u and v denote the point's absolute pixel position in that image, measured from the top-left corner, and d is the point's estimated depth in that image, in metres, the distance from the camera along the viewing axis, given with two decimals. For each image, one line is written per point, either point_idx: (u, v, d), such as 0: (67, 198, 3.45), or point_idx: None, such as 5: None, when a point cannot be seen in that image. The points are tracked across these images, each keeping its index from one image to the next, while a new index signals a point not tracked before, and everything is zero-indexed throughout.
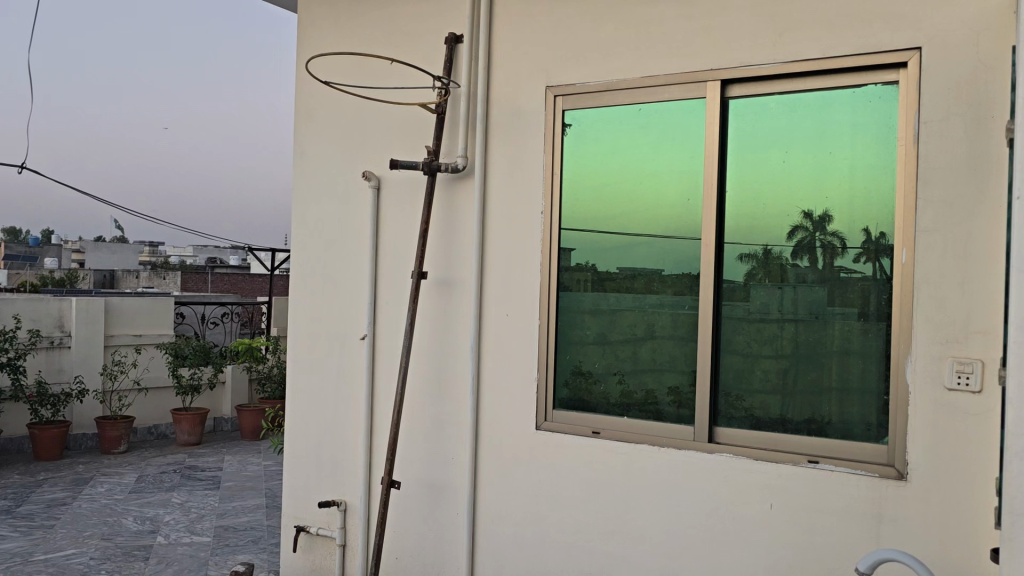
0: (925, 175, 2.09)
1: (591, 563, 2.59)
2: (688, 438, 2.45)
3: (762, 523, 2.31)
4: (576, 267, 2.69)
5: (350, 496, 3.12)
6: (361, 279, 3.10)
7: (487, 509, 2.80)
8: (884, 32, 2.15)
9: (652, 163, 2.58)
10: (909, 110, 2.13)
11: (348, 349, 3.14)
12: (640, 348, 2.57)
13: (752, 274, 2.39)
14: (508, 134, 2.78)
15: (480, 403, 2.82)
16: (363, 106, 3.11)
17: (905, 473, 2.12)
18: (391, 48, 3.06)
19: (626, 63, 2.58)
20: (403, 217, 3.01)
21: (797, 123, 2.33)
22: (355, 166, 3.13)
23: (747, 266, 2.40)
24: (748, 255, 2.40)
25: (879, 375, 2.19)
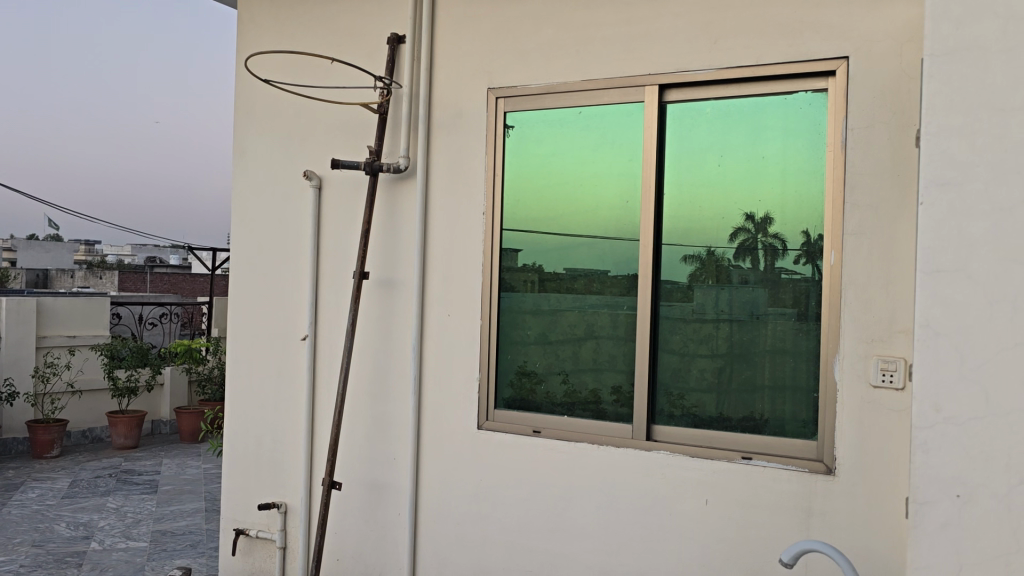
0: (853, 181, 2.17)
1: (531, 561, 2.62)
2: (627, 436, 2.50)
3: (697, 519, 2.36)
4: (521, 267, 2.72)
5: (291, 498, 3.10)
6: (303, 279, 3.08)
7: (429, 510, 2.81)
8: (813, 41, 2.22)
9: (593, 165, 2.62)
10: (838, 117, 2.20)
11: (290, 350, 3.11)
12: (581, 347, 2.61)
13: (695, 275, 2.44)
14: (451, 136, 2.79)
15: (423, 404, 2.83)
16: (305, 105, 3.08)
17: (833, 468, 2.20)
18: (333, 47, 3.04)
19: (565, 66, 2.61)
20: (345, 217, 3.00)
21: (732, 128, 2.39)
22: (296, 166, 3.11)
23: (690, 267, 2.45)
24: (690, 256, 2.44)
25: (810, 374, 2.27)
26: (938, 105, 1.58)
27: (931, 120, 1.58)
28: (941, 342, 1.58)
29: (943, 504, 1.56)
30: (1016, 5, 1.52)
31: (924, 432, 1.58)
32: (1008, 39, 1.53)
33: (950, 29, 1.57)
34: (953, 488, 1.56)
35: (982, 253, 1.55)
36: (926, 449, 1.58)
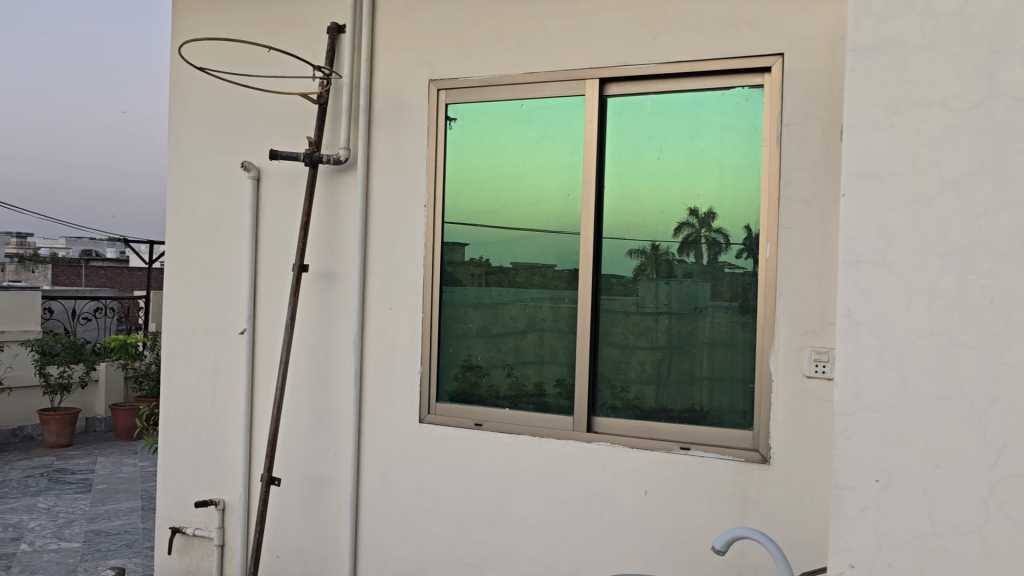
0: (788, 175, 2.21)
1: (472, 554, 2.62)
2: (568, 428, 2.51)
3: (636, 509, 2.39)
4: (466, 261, 2.71)
5: (228, 495, 3.04)
6: (242, 272, 3.02)
7: (370, 505, 2.79)
8: (750, 37, 2.26)
9: (534, 158, 2.62)
10: (774, 113, 2.25)
11: (228, 344, 3.05)
12: (523, 340, 2.62)
13: (641, 269, 2.45)
14: (392, 128, 2.77)
15: (365, 399, 2.80)
16: (241, 94, 3.02)
17: (768, 456, 2.24)
18: (272, 36, 2.98)
19: (506, 58, 2.60)
20: (284, 210, 2.95)
21: (670, 123, 2.42)
22: (233, 156, 3.04)
23: (636, 261, 2.46)
24: (637, 250, 2.46)
25: (746, 365, 2.31)
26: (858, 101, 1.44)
27: (850, 113, 1.42)
28: (863, 332, 1.42)
29: (863, 489, 1.41)
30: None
31: (845, 419, 1.43)
32: (928, 35, 1.37)
33: (873, 25, 1.41)
34: (872, 472, 1.40)
35: (902, 242, 1.39)
36: (848, 438, 1.42)
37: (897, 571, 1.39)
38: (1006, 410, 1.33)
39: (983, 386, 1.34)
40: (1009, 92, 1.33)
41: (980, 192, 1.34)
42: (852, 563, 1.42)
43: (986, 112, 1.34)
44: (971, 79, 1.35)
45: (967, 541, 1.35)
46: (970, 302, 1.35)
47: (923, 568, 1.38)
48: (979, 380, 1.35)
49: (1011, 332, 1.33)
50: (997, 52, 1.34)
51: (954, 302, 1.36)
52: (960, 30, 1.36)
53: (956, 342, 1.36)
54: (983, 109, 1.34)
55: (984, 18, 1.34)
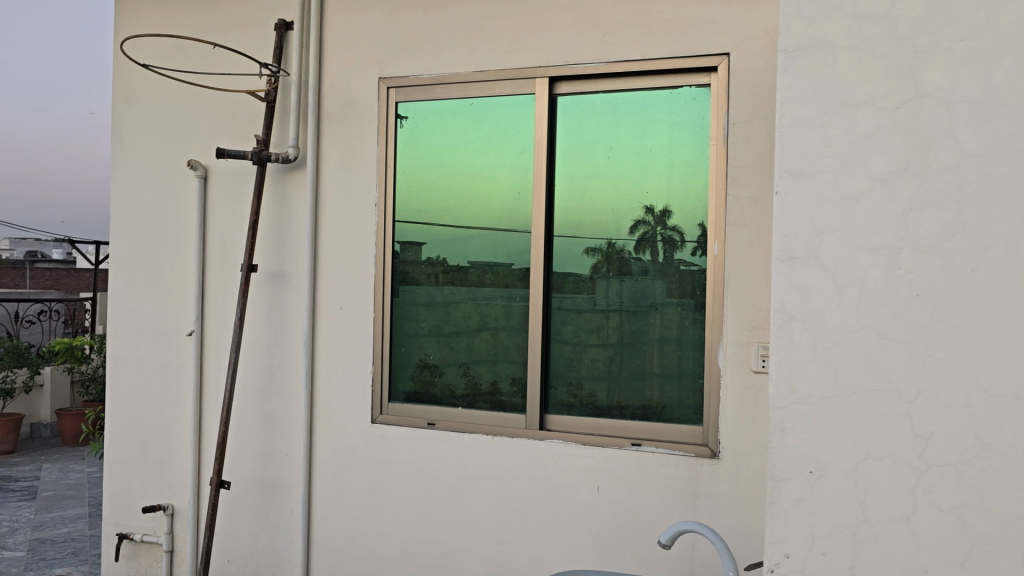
0: (734, 173, 2.24)
1: (426, 553, 2.61)
2: (521, 426, 2.52)
3: (589, 505, 2.40)
4: (425, 260, 2.70)
5: (178, 499, 2.99)
6: (189, 273, 2.96)
7: (322, 507, 2.76)
8: (697, 37, 2.29)
9: (484, 157, 2.62)
10: (721, 112, 2.28)
11: (175, 346, 2.99)
12: (474, 339, 2.62)
13: (597, 267, 2.46)
14: (342, 126, 2.74)
15: (317, 399, 2.77)
16: (187, 92, 2.97)
17: (717, 451, 2.28)
18: (217, 33, 2.94)
19: (456, 56, 2.60)
20: (232, 209, 2.91)
21: (619, 122, 2.44)
22: (180, 155, 2.99)
23: (593, 259, 2.47)
24: (593, 248, 2.47)
25: (695, 361, 2.34)
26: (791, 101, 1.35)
27: (781, 114, 1.34)
28: (795, 327, 1.34)
29: (797, 481, 1.33)
30: (862, 1, 1.30)
31: (778, 413, 1.35)
32: (855, 37, 1.31)
33: (801, 26, 1.34)
34: (805, 463, 1.33)
35: (831, 238, 1.32)
36: (783, 430, 1.34)
37: (831, 563, 1.32)
38: (931, 400, 1.27)
39: (910, 377, 1.28)
40: (933, 92, 1.27)
41: (905, 189, 1.28)
42: (787, 555, 1.34)
43: (910, 113, 1.28)
44: (896, 81, 1.29)
45: (897, 530, 1.29)
46: (897, 298, 1.29)
47: (855, 559, 1.31)
48: (905, 370, 1.29)
49: (937, 326, 1.27)
50: (921, 53, 1.28)
51: (881, 297, 1.30)
52: (884, 31, 1.29)
53: (883, 334, 1.30)
54: (908, 110, 1.28)
55: (909, 19, 1.28)
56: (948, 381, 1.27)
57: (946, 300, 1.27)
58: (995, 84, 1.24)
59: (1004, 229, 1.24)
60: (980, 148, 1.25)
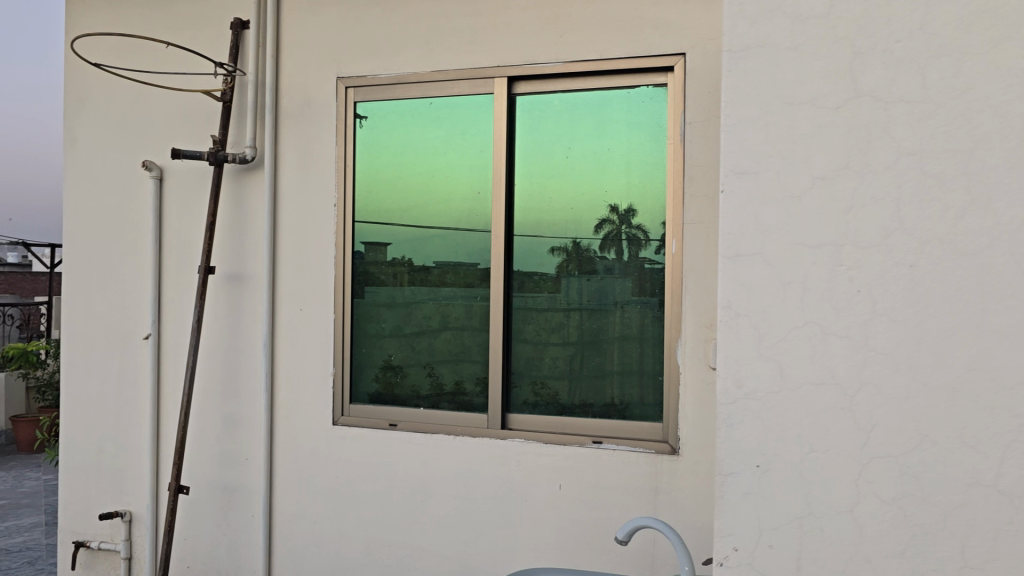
0: (691, 172, 2.26)
1: (388, 554, 2.60)
2: (483, 425, 2.52)
3: (550, 504, 2.41)
4: (390, 261, 2.68)
5: (136, 505, 2.94)
6: (145, 275, 2.92)
7: (283, 510, 2.74)
8: (653, 37, 2.31)
9: (443, 157, 2.62)
10: (677, 112, 2.30)
11: (131, 350, 2.95)
12: (435, 339, 2.62)
13: (564, 266, 2.46)
14: (300, 126, 2.72)
15: (277, 402, 2.75)
16: (141, 91, 2.92)
17: (677, 448, 2.30)
18: (172, 31, 2.90)
19: (414, 55, 2.59)
20: (189, 210, 2.87)
21: (578, 121, 2.45)
22: (134, 156, 2.94)
23: (559, 258, 2.47)
24: (559, 247, 2.47)
25: (654, 358, 2.37)
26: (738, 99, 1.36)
27: (726, 114, 1.36)
28: (741, 324, 1.36)
29: (744, 475, 1.35)
30: (803, 3, 1.33)
31: (726, 408, 1.37)
32: (798, 37, 1.33)
33: (745, 27, 1.35)
34: (751, 457, 1.35)
35: (775, 235, 1.34)
36: (730, 425, 1.36)
37: (778, 554, 1.34)
38: (873, 393, 1.30)
39: (853, 371, 1.31)
40: (872, 92, 1.30)
41: (846, 187, 1.31)
42: (735, 548, 1.36)
43: (853, 112, 1.31)
44: (838, 81, 1.31)
45: (842, 521, 1.31)
46: (840, 293, 1.31)
47: (801, 550, 1.33)
48: (848, 364, 1.31)
49: (877, 320, 1.30)
50: (861, 54, 1.30)
51: (824, 293, 1.32)
52: (824, 33, 1.32)
53: (827, 329, 1.32)
54: (848, 109, 1.31)
55: (848, 21, 1.31)
56: (889, 375, 1.29)
57: (886, 296, 1.29)
58: (933, 85, 1.27)
59: (944, 226, 1.27)
60: (918, 147, 1.28)
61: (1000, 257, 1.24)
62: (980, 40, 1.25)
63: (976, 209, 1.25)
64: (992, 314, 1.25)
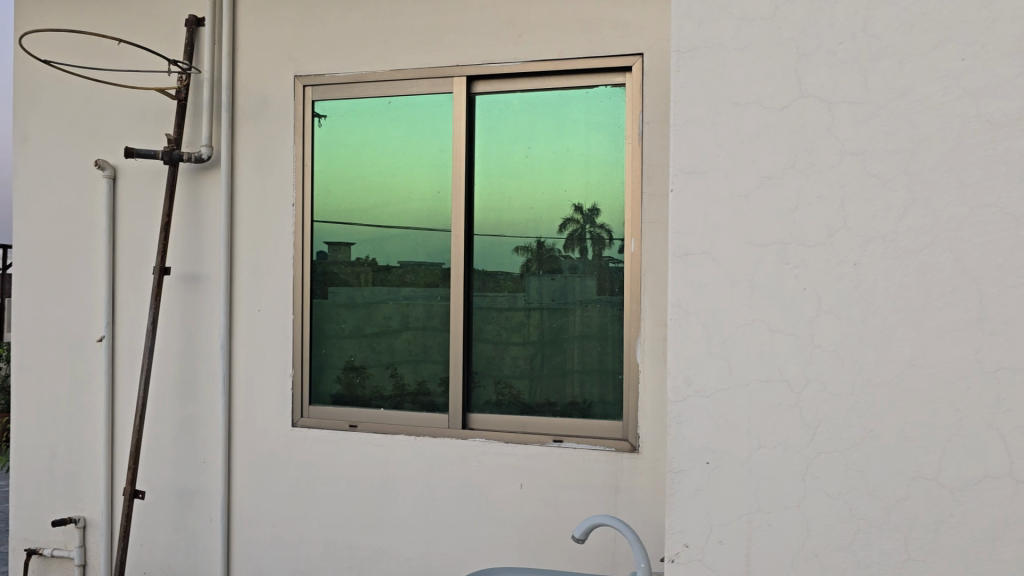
0: (650, 172, 2.28)
1: (348, 557, 2.58)
2: (443, 425, 2.51)
3: (510, 503, 2.41)
4: (353, 261, 2.66)
5: (90, 511, 2.89)
6: (98, 277, 2.86)
7: (242, 513, 2.71)
8: (610, 38, 2.32)
9: (402, 156, 2.60)
10: (635, 112, 2.32)
11: (84, 353, 2.89)
12: (395, 339, 2.61)
13: (527, 265, 2.46)
14: (258, 125, 2.69)
15: (234, 405, 2.72)
16: (93, 89, 2.87)
17: (637, 446, 2.31)
18: (124, 28, 2.84)
19: (371, 54, 2.57)
20: (143, 210, 2.82)
21: (538, 121, 2.46)
22: (86, 154, 2.89)
23: (523, 258, 2.47)
24: (522, 247, 2.47)
25: (615, 356, 2.38)
26: (687, 99, 1.37)
27: (675, 115, 1.37)
28: (691, 323, 1.37)
29: (695, 473, 1.37)
30: (749, 5, 1.34)
31: (676, 407, 1.38)
32: (744, 39, 1.35)
33: (693, 28, 1.37)
34: (702, 454, 1.36)
35: (724, 235, 1.35)
36: (681, 423, 1.37)
37: (728, 550, 1.35)
38: (819, 390, 1.32)
39: (800, 368, 1.33)
40: (816, 93, 1.32)
41: (792, 187, 1.33)
42: (686, 544, 1.37)
43: (799, 113, 1.33)
44: (783, 82, 1.33)
45: (789, 516, 1.33)
46: (787, 291, 1.33)
47: (750, 546, 1.35)
48: (796, 362, 1.33)
49: (823, 318, 1.32)
50: (805, 56, 1.32)
51: (772, 292, 1.34)
52: (769, 34, 1.34)
53: (774, 327, 1.34)
54: (794, 110, 1.33)
55: (793, 23, 1.33)
56: (834, 372, 1.31)
57: (831, 294, 1.31)
58: (877, 87, 1.29)
59: (888, 225, 1.29)
60: (861, 147, 1.30)
61: (940, 255, 1.27)
62: (921, 43, 1.28)
63: (917, 208, 1.28)
64: (933, 311, 1.27)
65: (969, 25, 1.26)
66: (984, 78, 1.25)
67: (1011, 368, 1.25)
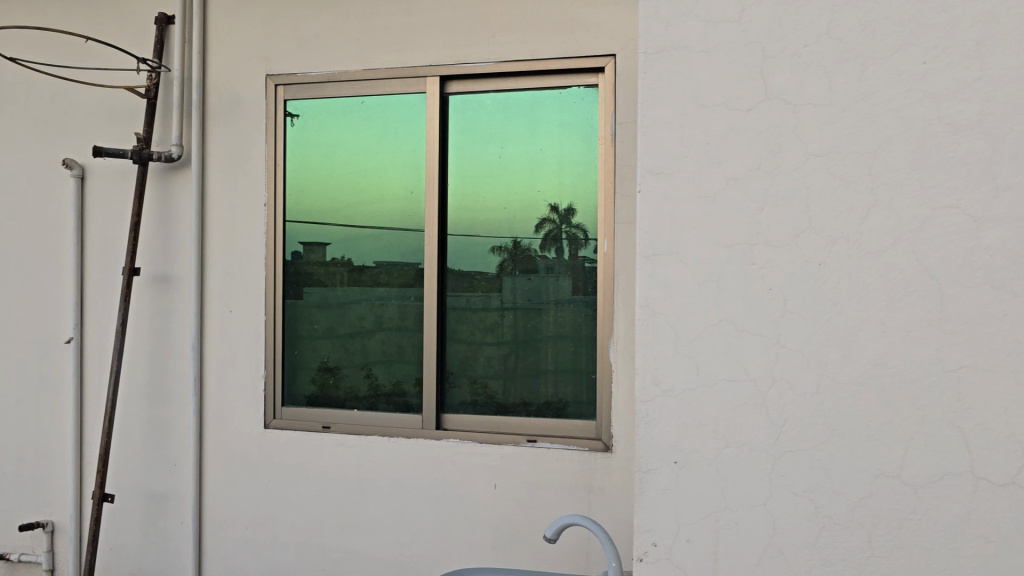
0: (622, 172, 2.29)
1: (321, 559, 2.57)
2: (417, 426, 2.51)
3: (483, 503, 2.41)
4: (328, 261, 2.65)
5: (58, 515, 2.84)
6: (66, 278, 2.82)
7: (213, 515, 2.68)
8: (582, 39, 2.32)
9: (376, 156, 2.59)
10: (608, 113, 2.32)
11: (52, 355, 2.85)
12: (369, 340, 2.60)
13: (503, 265, 2.46)
14: (229, 124, 2.67)
15: (205, 406, 2.69)
16: (60, 86, 2.83)
17: (611, 445, 2.32)
18: (92, 25, 2.81)
19: (344, 53, 2.56)
20: (113, 210, 2.78)
21: (511, 121, 2.46)
22: (54, 154, 2.85)
23: (499, 258, 2.46)
24: (499, 247, 2.46)
25: (588, 356, 2.39)
26: (656, 100, 1.38)
27: (642, 116, 1.38)
28: (659, 323, 1.38)
29: (662, 472, 1.38)
30: (716, 7, 1.35)
31: (644, 406, 1.39)
32: (710, 41, 1.36)
33: (660, 30, 1.38)
34: (670, 453, 1.37)
35: (691, 235, 1.36)
36: (648, 422, 1.38)
37: (696, 548, 1.36)
38: (784, 389, 1.33)
39: (766, 368, 1.34)
40: (781, 95, 1.33)
41: (759, 188, 1.34)
42: (655, 543, 1.38)
43: (764, 114, 1.34)
44: (748, 83, 1.34)
45: (756, 515, 1.34)
46: (753, 291, 1.34)
47: (717, 544, 1.36)
48: (762, 361, 1.34)
49: (789, 318, 1.33)
50: (770, 58, 1.34)
51: (738, 292, 1.35)
52: (736, 36, 1.35)
53: (741, 327, 1.35)
54: (759, 112, 1.34)
55: (759, 25, 1.34)
56: (799, 371, 1.33)
57: (797, 294, 1.33)
58: (842, 89, 1.31)
59: (852, 225, 1.31)
60: (825, 148, 1.32)
61: (903, 256, 1.29)
62: (883, 46, 1.29)
63: (881, 209, 1.29)
64: (896, 311, 1.29)
65: (930, 29, 1.28)
66: (946, 81, 1.27)
67: (971, 367, 1.27)
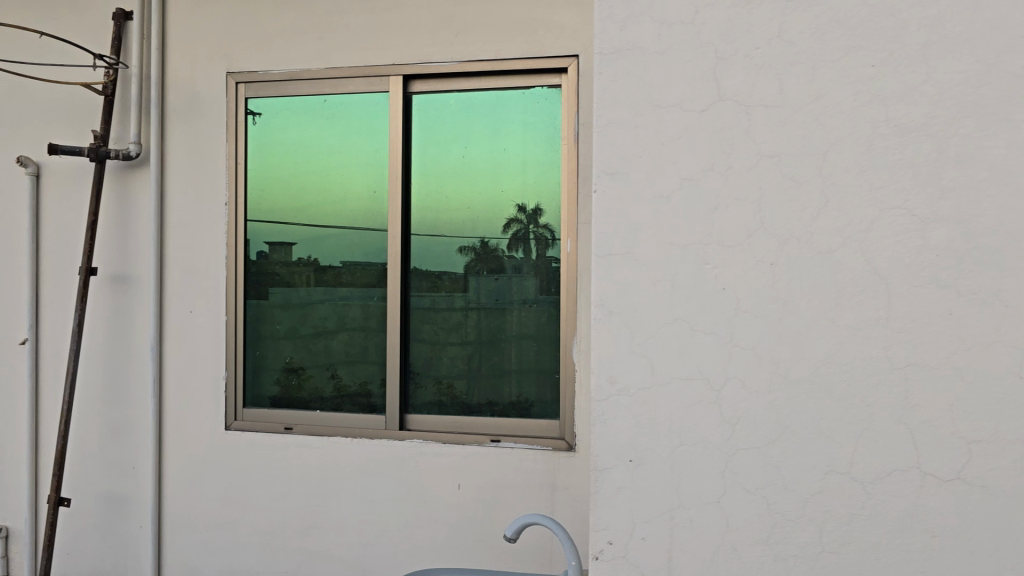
0: (585, 173, 2.30)
1: (281, 561, 2.55)
2: (380, 426, 2.50)
3: (445, 503, 2.41)
4: (296, 262, 2.63)
5: (12, 520, 2.78)
6: (20, 277, 2.76)
7: (172, 518, 2.65)
8: (544, 39, 2.33)
9: (339, 155, 2.58)
10: (571, 113, 2.33)
11: (7, 357, 2.78)
12: (332, 340, 2.58)
13: (471, 265, 2.46)
14: (188, 122, 2.63)
15: (164, 408, 2.65)
16: (15, 83, 2.77)
17: (574, 444, 2.33)
18: (48, 21, 2.75)
19: (305, 51, 2.54)
20: (69, 209, 2.73)
21: (476, 121, 2.45)
22: (8, 151, 2.79)
23: (467, 258, 2.46)
24: (467, 247, 2.46)
25: (552, 356, 2.40)
26: (612, 101, 1.38)
27: (598, 116, 1.38)
28: (615, 322, 1.38)
29: (618, 470, 1.38)
30: (670, 8, 1.36)
31: (600, 405, 1.39)
32: (665, 42, 1.37)
33: (616, 31, 1.38)
34: (625, 452, 1.38)
35: (647, 235, 1.37)
36: (604, 421, 1.39)
37: (652, 546, 1.37)
38: (738, 388, 1.35)
39: (719, 366, 1.35)
40: (734, 96, 1.35)
41: (713, 188, 1.35)
42: (611, 542, 1.39)
43: (717, 115, 1.35)
44: (702, 84, 1.36)
45: (709, 512, 1.36)
46: (707, 290, 1.35)
47: (672, 542, 1.37)
48: (717, 360, 1.36)
49: (742, 317, 1.35)
50: (723, 60, 1.35)
51: (692, 292, 1.36)
52: (690, 38, 1.36)
53: (695, 326, 1.36)
54: (713, 113, 1.35)
55: (712, 27, 1.35)
56: (753, 369, 1.34)
57: (750, 293, 1.34)
58: (794, 91, 1.33)
59: (804, 225, 1.32)
60: (778, 149, 1.33)
61: (852, 255, 1.31)
62: (833, 49, 1.31)
63: (831, 210, 1.32)
64: (846, 310, 1.31)
65: (878, 33, 1.30)
66: (894, 83, 1.30)
67: (919, 364, 1.29)
